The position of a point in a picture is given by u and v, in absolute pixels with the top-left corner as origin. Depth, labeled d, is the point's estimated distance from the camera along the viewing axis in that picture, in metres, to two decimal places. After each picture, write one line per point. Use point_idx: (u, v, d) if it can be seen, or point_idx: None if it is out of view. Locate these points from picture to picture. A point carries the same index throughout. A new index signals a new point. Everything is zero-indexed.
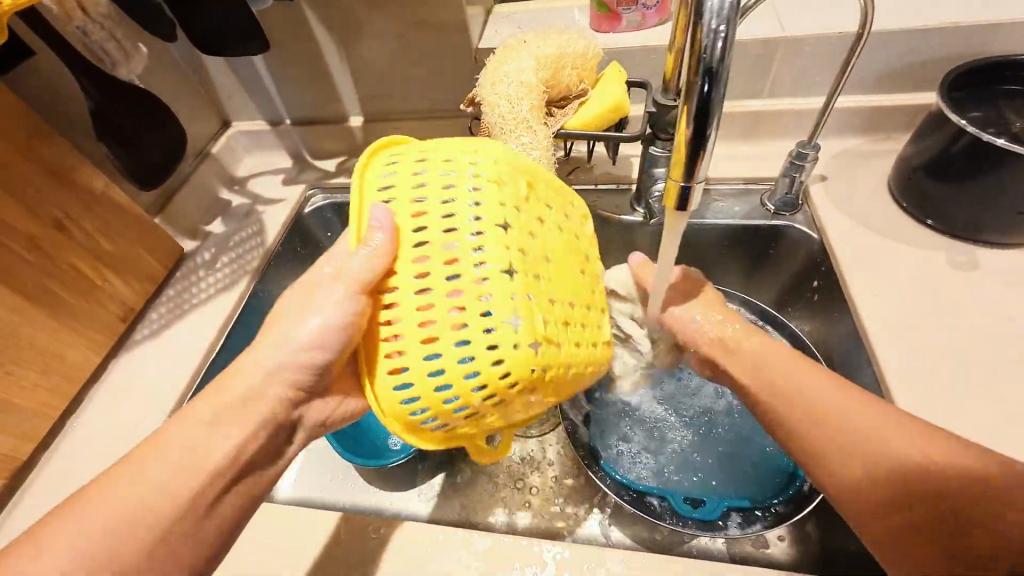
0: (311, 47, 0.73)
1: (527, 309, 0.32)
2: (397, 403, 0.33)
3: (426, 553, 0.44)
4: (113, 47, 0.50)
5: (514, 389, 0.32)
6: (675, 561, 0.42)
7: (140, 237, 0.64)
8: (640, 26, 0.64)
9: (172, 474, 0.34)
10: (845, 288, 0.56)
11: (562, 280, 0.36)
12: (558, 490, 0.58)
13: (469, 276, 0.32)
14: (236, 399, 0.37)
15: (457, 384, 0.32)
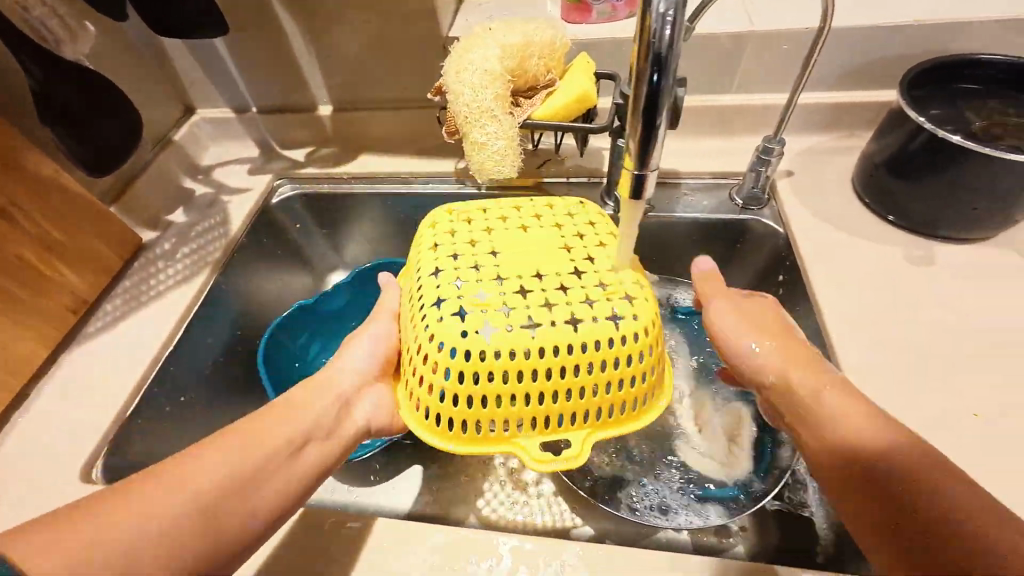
0: (277, 32, 0.71)
1: (451, 306, 0.42)
2: (420, 416, 0.44)
3: (382, 549, 0.43)
4: (57, 25, 0.49)
5: (471, 360, 0.41)
6: (632, 552, 0.42)
7: (92, 226, 0.62)
8: (610, 18, 0.64)
9: (154, 482, 0.35)
10: (807, 281, 0.57)
11: (505, 266, 0.45)
12: (523, 484, 0.58)
13: (418, 298, 0.45)
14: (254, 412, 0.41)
15: (433, 381, 0.42)
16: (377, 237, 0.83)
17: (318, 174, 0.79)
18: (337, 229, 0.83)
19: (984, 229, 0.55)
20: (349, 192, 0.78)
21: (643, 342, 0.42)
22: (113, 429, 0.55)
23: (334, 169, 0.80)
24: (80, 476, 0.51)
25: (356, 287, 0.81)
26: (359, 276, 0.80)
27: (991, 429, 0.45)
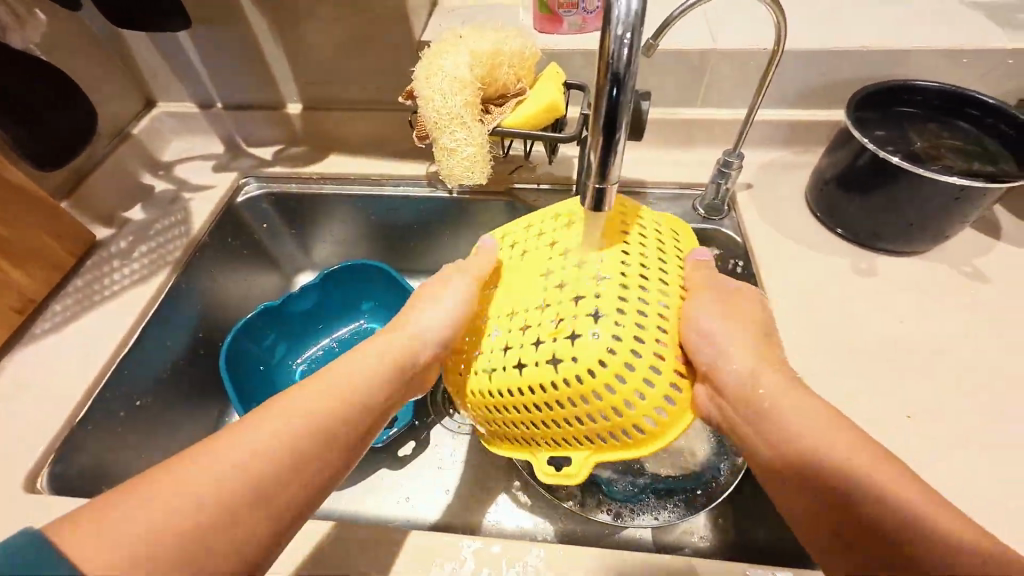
0: (244, 28, 0.69)
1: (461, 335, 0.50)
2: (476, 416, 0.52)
3: (344, 554, 0.43)
4: None
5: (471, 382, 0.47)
6: (592, 552, 0.43)
7: (41, 222, 0.59)
8: (581, 29, 0.65)
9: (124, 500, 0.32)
10: (762, 288, 0.60)
11: (508, 291, 0.49)
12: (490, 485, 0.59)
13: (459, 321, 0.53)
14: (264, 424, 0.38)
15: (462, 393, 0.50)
16: (346, 237, 0.83)
17: (286, 172, 0.78)
18: (306, 228, 0.82)
19: (921, 243, 0.60)
20: (317, 192, 0.77)
21: (616, 358, 0.39)
22: (61, 435, 0.52)
23: (303, 168, 0.79)
24: (23, 485, 0.48)
25: (325, 288, 0.80)
26: (329, 277, 0.79)
27: (922, 430, 0.48)
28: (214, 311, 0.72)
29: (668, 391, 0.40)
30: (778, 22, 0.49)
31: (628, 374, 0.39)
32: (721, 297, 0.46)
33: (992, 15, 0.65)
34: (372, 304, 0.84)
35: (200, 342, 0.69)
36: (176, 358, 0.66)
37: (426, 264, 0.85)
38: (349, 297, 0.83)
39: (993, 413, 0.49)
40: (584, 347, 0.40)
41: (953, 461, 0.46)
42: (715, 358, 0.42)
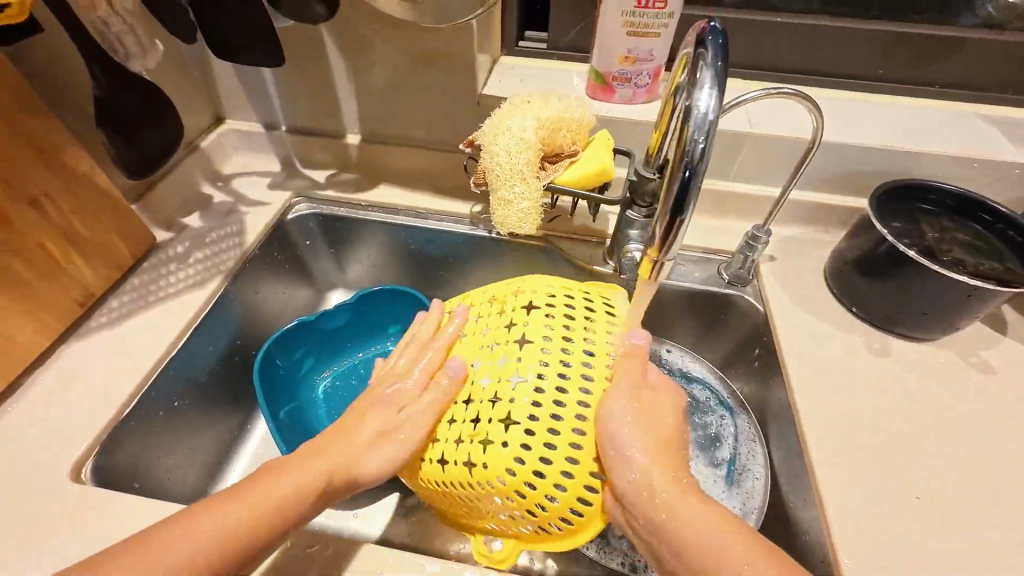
0: (322, 65, 0.75)
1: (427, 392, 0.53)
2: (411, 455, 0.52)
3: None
4: (131, 40, 0.52)
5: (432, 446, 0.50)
6: None
7: (114, 224, 0.63)
8: (631, 100, 0.71)
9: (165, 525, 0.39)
10: (780, 357, 0.64)
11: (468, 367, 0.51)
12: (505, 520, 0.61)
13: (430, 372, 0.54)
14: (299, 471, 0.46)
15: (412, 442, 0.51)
16: (381, 261, 0.87)
17: (336, 196, 0.83)
18: (344, 248, 0.86)
19: (932, 330, 0.63)
20: (364, 218, 0.81)
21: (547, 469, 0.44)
22: (107, 430, 0.54)
23: (353, 194, 0.83)
24: (70, 475, 0.50)
25: (357, 309, 0.83)
26: (364, 298, 0.83)
27: (929, 514, 0.51)
28: (254, 321, 0.75)
29: (587, 495, 0.45)
30: (817, 123, 0.54)
31: (557, 485, 0.44)
32: (636, 392, 0.47)
33: (1004, 130, 0.71)
34: (399, 328, 0.86)
35: (237, 349, 0.71)
36: (214, 364, 0.68)
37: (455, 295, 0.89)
38: (378, 319, 0.86)
39: (995, 503, 0.52)
40: (546, 459, 0.44)
41: (956, 546, 0.49)
42: (619, 460, 0.44)
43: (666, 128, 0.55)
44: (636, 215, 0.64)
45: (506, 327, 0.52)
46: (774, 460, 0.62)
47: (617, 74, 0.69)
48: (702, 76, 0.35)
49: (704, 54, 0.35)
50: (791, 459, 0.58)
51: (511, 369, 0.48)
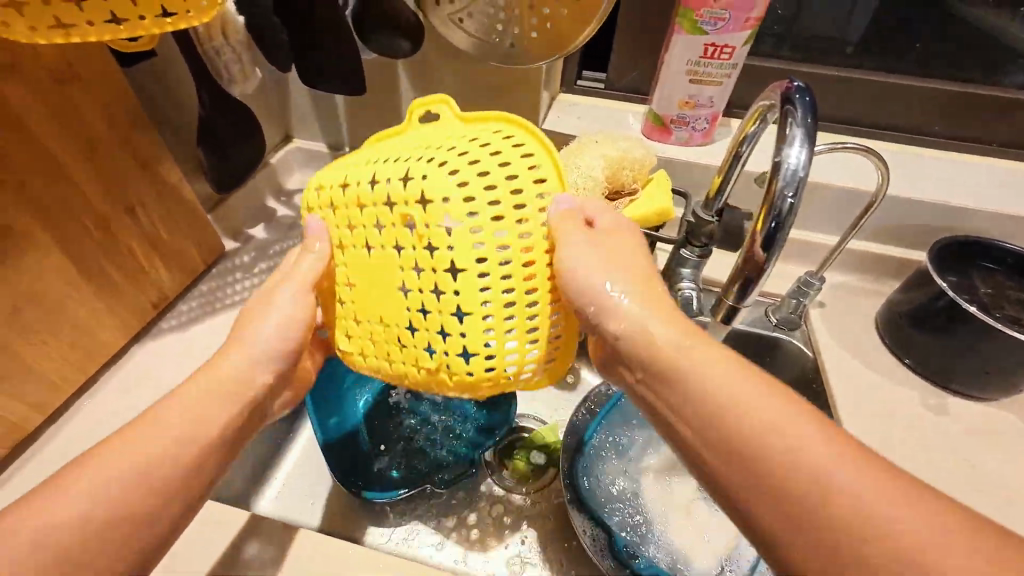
0: (391, 94, 0.80)
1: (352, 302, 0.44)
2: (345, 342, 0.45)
3: None
4: (236, 68, 0.56)
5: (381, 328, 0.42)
6: None
7: (192, 232, 0.67)
8: (687, 142, 0.73)
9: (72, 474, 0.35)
10: (833, 407, 0.63)
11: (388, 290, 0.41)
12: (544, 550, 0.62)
13: (344, 291, 0.44)
14: (209, 394, 0.41)
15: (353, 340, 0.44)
16: None
17: None
18: None
19: (992, 391, 0.62)
20: None
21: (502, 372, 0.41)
22: None
23: None
24: None
25: None
26: None
27: None
28: None
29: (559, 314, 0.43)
30: (883, 179, 0.55)
31: (528, 325, 0.41)
32: (594, 238, 0.41)
33: None
34: None
35: None
36: None
37: None
38: None
39: None
40: (512, 312, 0.40)
41: None
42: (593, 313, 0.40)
43: (727, 174, 0.56)
44: (691, 254, 0.66)
45: (384, 207, 0.41)
46: None
47: (676, 117, 0.71)
48: (792, 132, 0.36)
49: (793, 112, 0.37)
50: None
51: (389, 280, 0.41)
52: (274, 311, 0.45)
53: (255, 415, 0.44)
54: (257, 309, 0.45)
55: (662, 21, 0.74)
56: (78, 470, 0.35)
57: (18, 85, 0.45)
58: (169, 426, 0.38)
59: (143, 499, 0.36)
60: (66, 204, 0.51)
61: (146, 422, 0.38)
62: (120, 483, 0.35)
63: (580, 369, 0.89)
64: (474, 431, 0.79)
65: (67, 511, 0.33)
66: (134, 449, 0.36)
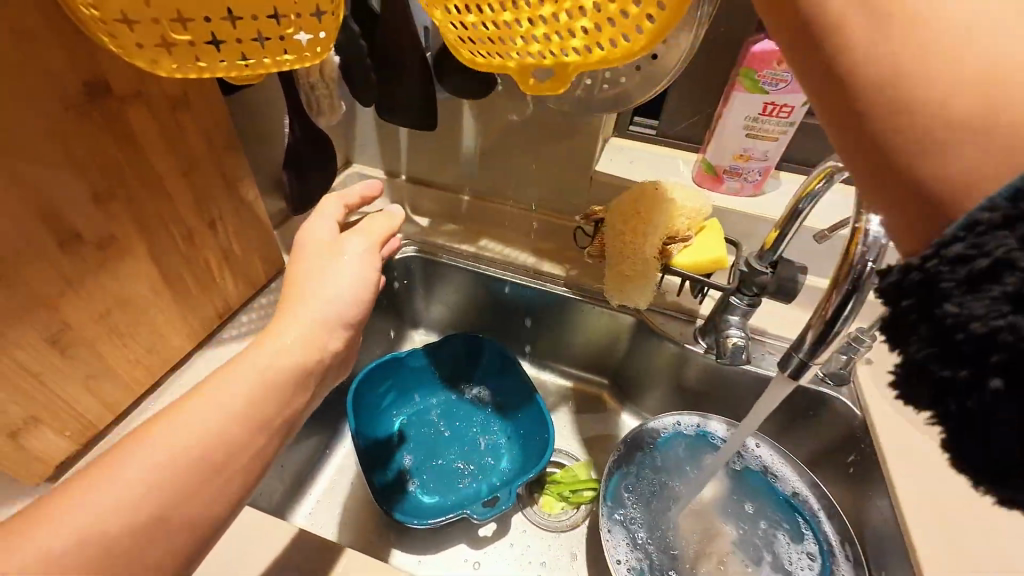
0: (452, 128, 0.84)
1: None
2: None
3: None
4: (325, 101, 0.61)
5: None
6: None
7: (259, 248, 0.70)
8: (737, 193, 0.76)
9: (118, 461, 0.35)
10: (885, 467, 0.61)
11: None
12: None
13: None
14: (259, 377, 0.42)
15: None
16: (468, 307, 0.92)
17: (441, 244, 0.89)
18: (437, 291, 0.92)
19: None
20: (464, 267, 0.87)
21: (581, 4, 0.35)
22: None
23: (458, 245, 0.90)
24: None
25: (442, 351, 0.86)
26: (449, 342, 0.86)
27: None
28: None
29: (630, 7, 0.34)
30: None
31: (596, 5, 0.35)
32: None
33: None
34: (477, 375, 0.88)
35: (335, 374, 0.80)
36: None
37: (536, 349, 0.94)
38: (460, 365, 0.88)
39: None
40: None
41: None
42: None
43: (783, 229, 0.58)
44: (740, 302, 0.67)
45: None
46: None
47: (729, 168, 0.73)
48: None
49: None
50: None
51: None
52: (332, 269, 0.49)
53: (311, 379, 0.45)
54: (309, 269, 0.49)
55: (718, 78, 0.78)
56: (148, 435, 0.37)
57: (138, 110, 0.49)
58: (222, 401, 0.40)
59: (208, 463, 0.38)
60: (159, 216, 0.55)
61: (208, 392, 0.40)
62: (185, 449, 0.37)
63: (615, 408, 0.89)
64: (509, 462, 0.79)
65: (138, 481, 0.35)
66: (196, 424, 0.38)
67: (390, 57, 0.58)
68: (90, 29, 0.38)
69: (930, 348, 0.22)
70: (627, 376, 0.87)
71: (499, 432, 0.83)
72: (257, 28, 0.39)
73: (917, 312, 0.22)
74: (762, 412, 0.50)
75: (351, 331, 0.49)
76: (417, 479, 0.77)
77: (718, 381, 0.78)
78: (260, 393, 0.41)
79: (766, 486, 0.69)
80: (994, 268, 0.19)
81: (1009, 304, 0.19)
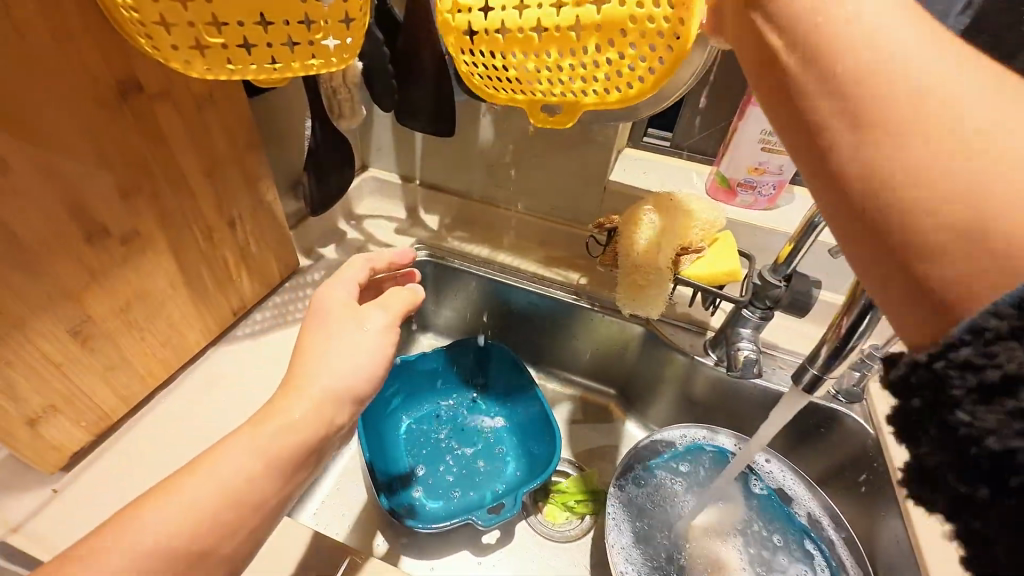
0: (468, 135, 0.86)
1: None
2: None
3: None
4: (345, 103, 0.61)
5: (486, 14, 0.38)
6: None
7: (275, 247, 0.72)
8: (750, 206, 0.76)
9: (127, 523, 0.37)
10: (896, 487, 0.61)
11: None
12: None
13: None
14: (263, 450, 0.41)
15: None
16: (479, 313, 0.92)
17: (453, 249, 0.90)
18: (448, 297, 0.92)
19: None
20: (475, 273, 0.87)
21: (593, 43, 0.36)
22: None
23: (470, 250, 0.91)
24: None
25: (450, 355, 0.86)
26: (458, 347, 0.86)
27: None
28: None
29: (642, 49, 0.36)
30: None
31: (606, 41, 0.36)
32: None
33: None
34: (484, 380, 0.88)
35: None
36: None
37: (546, 357, 0.94)
38: (471, 371, 0.88)
39: None
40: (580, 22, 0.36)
41: None
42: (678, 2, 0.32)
43: (798, 242, 0.58)
44: (752, 315, 0.66)
45: None
46: None
47: (743, 180, 0.74)
48: None
49: None
50: None
51: None
52: (337, 340, 0.48)
53: (315, 455, 0.45)
54: (318, 337, 0.48)
55: (734, 91, 0.78)
56: (153, 500, 0.38)
57: (165, 109, 0.51)
58: (222, 475, 0.39)
59: (203, 540, 0.38)
60: (182, 214, 0.56)
61: (211, 461, 0.40)
62: (182, 522, 0.37)
63: (622, 418, 0.88)
64: (515, 469, 0.79)
65: (143, 545, 0.36)
66: (199, 495, 0.38)
67: (411, 62, 0.59)
68: (131, 34, 0.40)
69: (942, 454, 0.22)
70: (635, 387, 0.87)
71: (506, 438, 0.83)
72: (287, 32, 0.40)
73: (927, 412, 0.23)
74: (773, 426, 0.50)
75: (357, 406, 0.48)
76: (422, 483, 0.77)
77: (727, 395, 0.77)
78: (259, 468, 0.41)
79: (784, 512, 0.67)
80: (1005, 381, 0.20)
81: (1018, 420, 0.19)
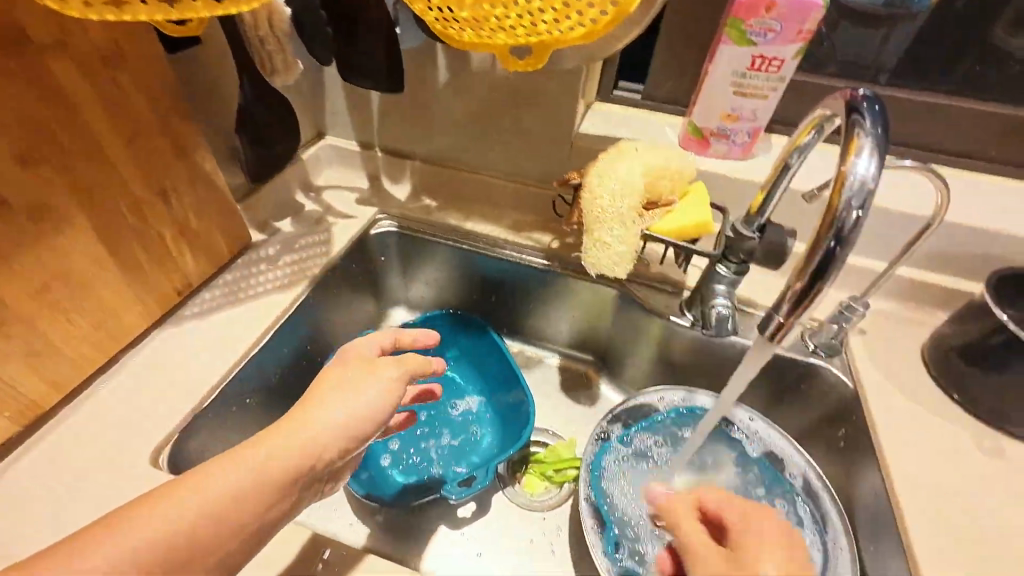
0: (426, 94, 0.80)
1: None
2: None
3: None
4: (278, 58, 0.56)
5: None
6: None
7: (219, 220, 0.67)
8: (725, 156, 0.71)
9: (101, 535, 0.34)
10: (874, 438, 0.59)
11: None
12: None
13: None
14: (254, 472, 0.39)
15: None
16: (452, 286, 0.88)
17: (418, 218, 0.86)
18: (417, 270, 0.88)
19: None
20: (443, 243, 0.83)
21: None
22: (187, 420, 0.56)
23: (437, 218, 0.86)
24: (150, 461, 0.51)
25: (420, 329, 0.83)
26: (427, 320, 0.83)
27: None
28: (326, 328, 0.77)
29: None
30: (942, 201, 0.53)
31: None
32: None
33: None
34: (458, 353, 0.85)
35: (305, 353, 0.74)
36: (284, 368, 0.70)
37: (522, 327, 0.91)
38: (444, 343, 0.85)
39: None
40: None
41: None
42: None
43: (771, 189, 0.54)
44: (727, 271, 0.63)
45: None
46: (865, 561, 0.57)
47: (715, 129, 0.69)
48: (861, 142, 0.36)
49: (862, 122, 0.37)
50: (887, 558, 0.53)
51: None
52: (362, 388, 0.47)
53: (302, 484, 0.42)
54: (336, 389, 0.46)
55: (705, 33, 0.73)
56: (128, 518, 0.35)
57: (63, 63, 0.45)
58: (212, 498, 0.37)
59: (180, 561, 0.35)
60: (99, 183, 0.51)
61: (199, 484, 0.37)
62: (161, 543, 0.34)
63: (601, 386, 0.86)
64: (491, 441, 0.77)
65: (124, 551, 0.33)
66: (183, 509, 0.36)
67: (344, 5, 0.53)
68: None
69: None
70: (613, 352, 0.84)
71: (481, 411, 0.81)
72: None
73: None
74: (743, 381, 0.47)
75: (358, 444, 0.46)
76: (395, 461, 0.75)
77: (706, 356, 0.75)
78: (248, 493, 0.38)
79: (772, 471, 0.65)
80: None
81: None
